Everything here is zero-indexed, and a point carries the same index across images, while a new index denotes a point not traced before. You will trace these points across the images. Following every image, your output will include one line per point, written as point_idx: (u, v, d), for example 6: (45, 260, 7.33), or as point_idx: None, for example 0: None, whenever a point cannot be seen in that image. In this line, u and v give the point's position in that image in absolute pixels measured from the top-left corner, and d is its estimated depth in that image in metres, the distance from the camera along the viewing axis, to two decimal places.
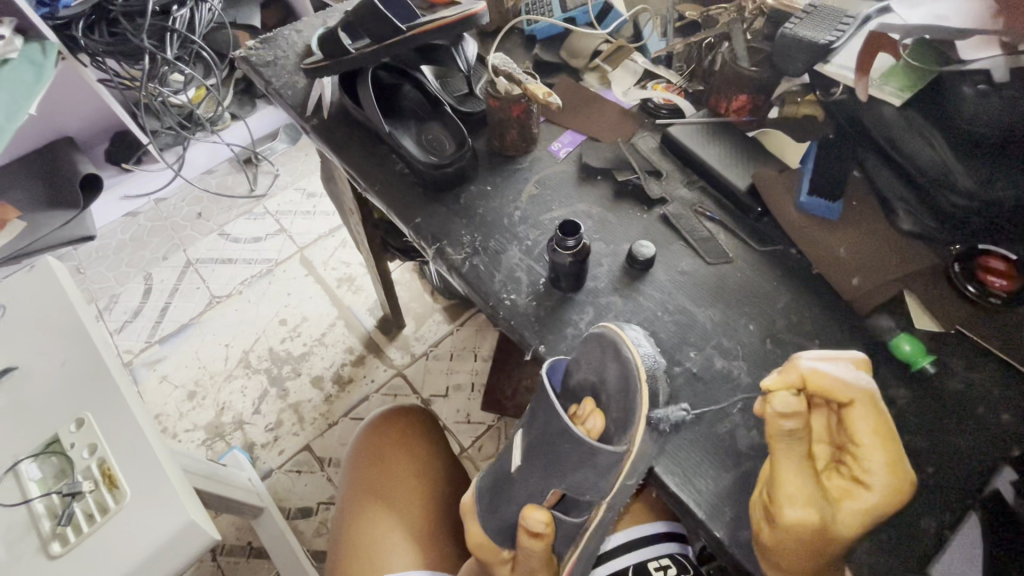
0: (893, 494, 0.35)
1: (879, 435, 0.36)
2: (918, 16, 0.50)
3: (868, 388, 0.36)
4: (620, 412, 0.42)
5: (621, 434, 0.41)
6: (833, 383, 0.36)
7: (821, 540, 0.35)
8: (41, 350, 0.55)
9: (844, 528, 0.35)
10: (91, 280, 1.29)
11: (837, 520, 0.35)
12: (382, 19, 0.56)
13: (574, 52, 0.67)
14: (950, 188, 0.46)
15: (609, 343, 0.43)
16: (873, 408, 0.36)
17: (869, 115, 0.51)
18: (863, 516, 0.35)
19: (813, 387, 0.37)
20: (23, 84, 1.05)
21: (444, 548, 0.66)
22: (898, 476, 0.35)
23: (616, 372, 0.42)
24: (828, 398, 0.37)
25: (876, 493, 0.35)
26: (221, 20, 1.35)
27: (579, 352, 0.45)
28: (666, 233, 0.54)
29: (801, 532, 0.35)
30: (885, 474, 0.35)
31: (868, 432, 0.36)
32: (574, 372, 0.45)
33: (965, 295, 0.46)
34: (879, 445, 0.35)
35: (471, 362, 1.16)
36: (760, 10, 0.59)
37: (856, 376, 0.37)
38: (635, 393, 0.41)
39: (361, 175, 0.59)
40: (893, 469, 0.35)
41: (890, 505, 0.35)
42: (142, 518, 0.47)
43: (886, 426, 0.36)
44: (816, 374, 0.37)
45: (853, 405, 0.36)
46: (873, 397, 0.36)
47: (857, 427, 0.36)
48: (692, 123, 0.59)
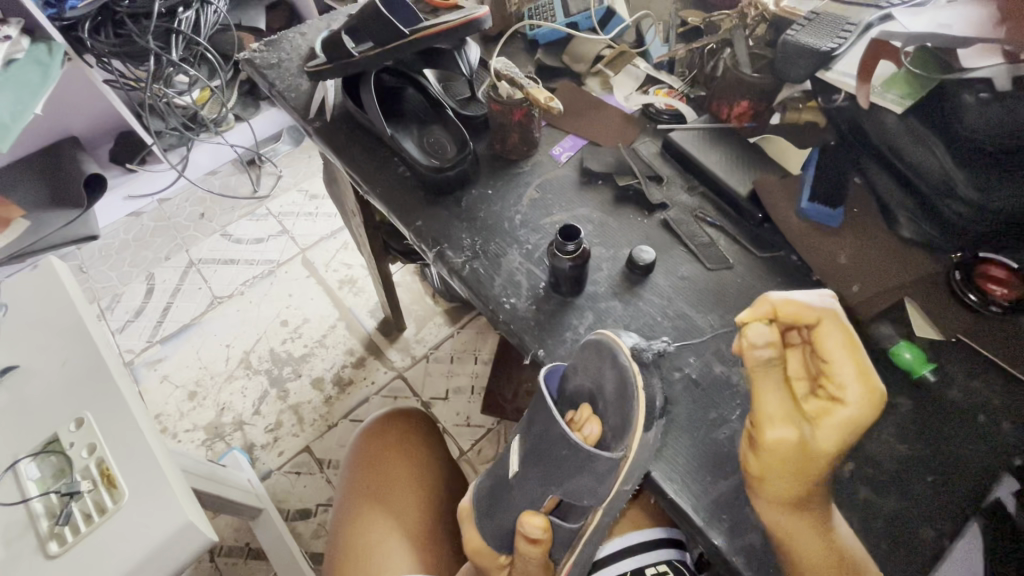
0: (868, 408, 0.35)
1: (850, 354, 0.36)
2: (920, 24, 0.50)
3: (834, 309, 0.37)
4: (617, 420, 0.42)
5: (618, 442, 0.42)
6: (801, 308, 0.37)
7: (806, 461, 0.37)
8: (43, 349, 0.55)
9: (824, 445, 0.36)
10: (93, 279, 1.30)
11: (818, 439, 0.36)
12: (385, 23, 0.56)
13: (576, 57, 0.67)
14: (952, 197, 0.46)
15: (607, 349, 0.43)
16: (841, 327, 0.36)
17: (871, 122, 0.51)
18: (842, 431, 0.36)
19: (782, 315, 0.37)
20: (29, 84, 1.06)
21: (442, 552, 0.66)
22: (871, 389, 0.35)
23: (614, 380, 0.42)
24: (797, 323, 0.37)
25: (850, 408, 0.35)
26: (227, 22, 1.36)
27: (577, 358, 0.45)
28: (667, 238, 0.54)
29: (785, 454, 0.37)
30: (858, 388, 0.35)
31: (838, 350, 0.36)
32: (572, 378, 0.46)
33: (965, 303, 0.46)
34: (850, 363, 0.36)
35: (471, 365, 1.16)
36: (762, 16, 0.59)
37: (821, 299, 0.37)
38: (632, 401, 0.41)
39: (363, 178, 0.60)
40: (865, 383, 0.35)
41: (867, 418, 0.36)
42: (141, 516, 0.47)
43: (856, 343, 0.36)
44: (783, 301, 0.37)
45: (821, 326, 0.37)
46: (841, 318, 0.37)
47: (826, 347, 0.36)
48: (693, 129, 0.59)
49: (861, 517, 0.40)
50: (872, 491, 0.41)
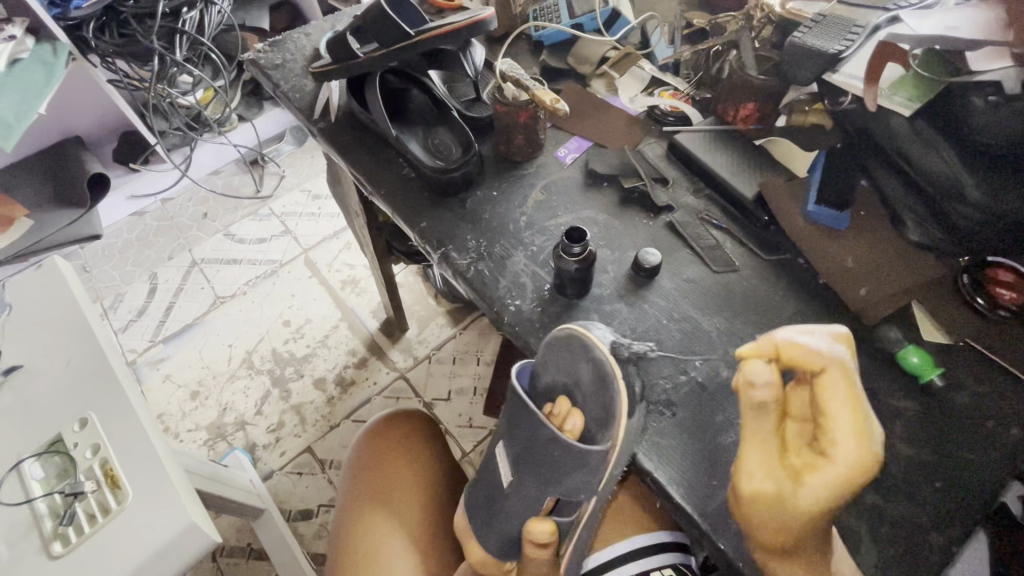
0: (855, 471, 0.35)
1: (849, 409, 0.35)
2: (928, 26, 0.49)
3: (840, 359, 0.36)
4: (598, 409, 0.42)
5: (603, 431, 0.42)
6: (805, 354, 0.36)
7: (782, 512, 0.37)
8: (47, 349, 0.55)
9: (804, 500, 0.36)
10: (96, 279, 1.30)
11: (798, 495, 0.36)
12: (391, 24, 0.56)
13: (582, 58, 0.67)
14: (960, 200, 0.46)
15: (574, 341, 0.43)
16: (844, 379, 0.35)
17: (879, 125, 0.51)
18: (824, 489, 0.35)
19: (785, 357, 0.37)
20: (33, 84, 1.06)
21: (444, 553, 0.66)
22: (863, 449, 0.35)
23: (590, 371, 0.43)
24: (799, 368, 0.37)
25: (838, 468, 0.35)
26: (231, 22, 1.36)
27: (546, 355, 0.45)
28: (672, 240, 0.54)
29: (760, 499, 0.37)
30: (851, 448, 0.35)
31: (836, 403, 0.35)
32: (545, 374, 0.46)
33: (974, 307, 0.46)
34: (847, 418, 0.35)
35: (473, 366, 1.16)
36: (768, 18, 0.60)
37: (829, 347, 0.36)
38: (612, 388, 0.42)
39: (367, 178, 0.60)
40: (858, 443, 0.35)
41: (853, 481, 0.35)
42: (144, 518, 0.47)
43: (856, 398, 0.35)
44: (789, 343, 0.37)
45: (823, 375, 0.36)
46: (846, 369, 0.36)
47: (825, 399, 0.36)
48: (699, 131, 0.59)
49: (868, 522, 0.40)
50: (880, 496, 0.41)
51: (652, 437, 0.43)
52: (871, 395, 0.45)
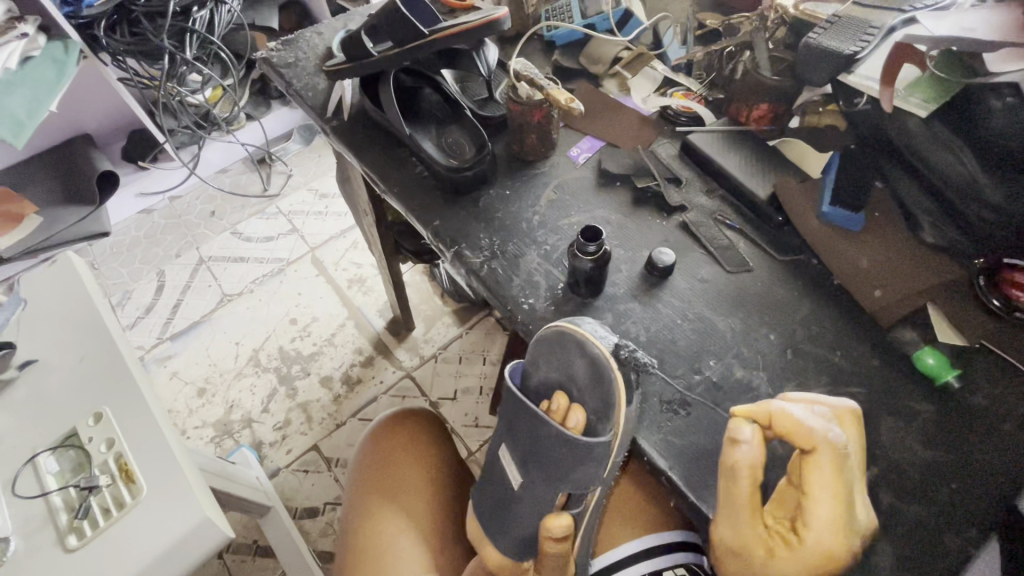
0: (826, 555, 0.35)
1: (832, 494, 0.36)
2: (946, 27, 0.48)
3: (834, 440, 0.36)
4: (597, 400, 0.43)
5: (605, 422, 0.42)
6: (797, 427, 0.37)
7: (748, 574, 0.38)
8: (62, 343, 0.55)
9: (772, 571, 0.37)
10: (104, 276, 1.30)
11: (767, 564, 0.37)
12: (405, 23, 0.56)
13: (594, 58, 0.67)
14: (977, 200, 0.46)
15: (565, 338, 0.44)
16: (833, 462, 0.36)
17: (895, 126, 0.51)
18: (793, 566, 0.36)
19: (775, 425, 0.38)
20: (45, 82, 1.06)
21: (452, 551, 0.66)
22: (838, 537, 0.35)
23: (584, 364, 0.43)
24: (789, 439, 0.38)
25: (810, 549, 0.36)
26: (241, 21, 1.36)
27: (538, 356, 0.46)
28: (685, 240, 0.54)
29: (731, 553, 0.38)
30: (827, 534, 0.35)
31: (820, 486, 0.36)
32: (537, 373, 0.46)
33: (991, 310, 0.46)
34: (829, 503, 0.35)
35: (480, 366, 1.16)
36: (782, 19, 0.60)
37: (824, 427, 0.37)
38: (609, 378, 0.42)
39: (379, 177, 0.60)
40: (835, 532, 0.35)
41: (821, 566, 0.36)
42: (160, 513, 0.47)
43: (842, 485, 0.36)
44: (783, 414, 0.38)
45: (813, 454, 0.36)
46: (839, 454, 0.36)
47: (809, 477, 0.36)
48: (713, 131, 0.59)
49: (884, 523, 0.40)
50: (895, 497, 0.41)
51: (667, 436, 0.43)
52: (886, 396, 0.45)
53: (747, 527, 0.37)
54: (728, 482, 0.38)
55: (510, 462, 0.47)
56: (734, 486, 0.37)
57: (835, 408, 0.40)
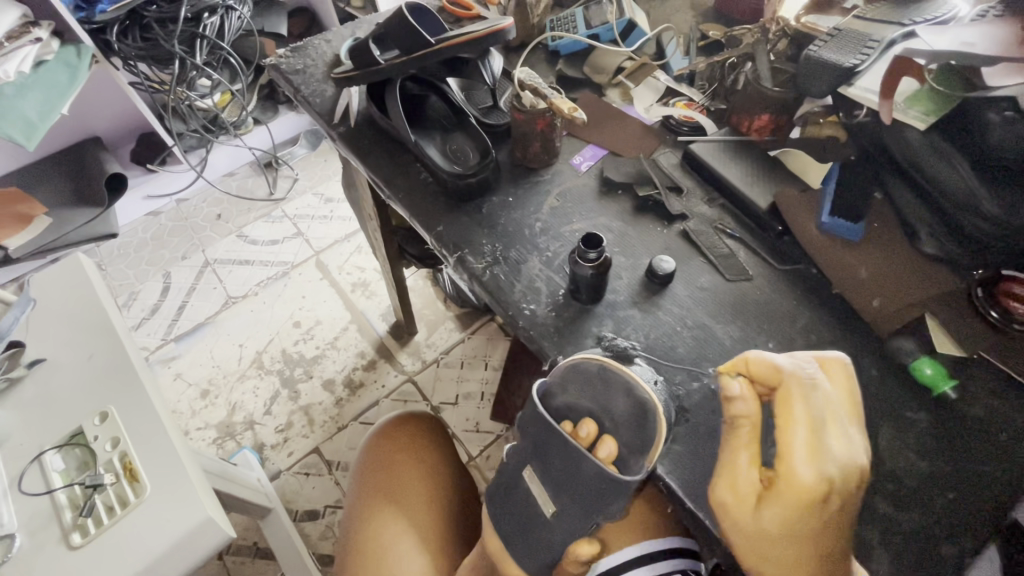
0: (805, 490, 0.35)
1: (804, 425, 0.36)
2: (944, 41, 0.49)
3: (800, 374, 0.38)
4: (634, 437, 0.41)
5: (639, 459, 0.41)
6: (770, 369, 0.38)
7: (744, 530, 0.37)
8: (70, 343, 0.56)
9: (764, 515, 0.37)
10: (112, 276, 1.32)
11: (759, 511, 0.37)
12: (413, 33, 0.57)
13: (598, 68, 0.68)
14: (973, 212, 0.46)
15: (609, 373, 0.43)
16: (801, 394, 0.37)
17: (894, 138, 0.51)
18: (780, 504, 0.36)
19: (751, 371, 0.39)
20: (57, 85, 1.08)
21: (450, 548, 0.67)
22: (814, 468, 0.35)
23: (625, 402, 0.42)
24: (765, 383, 0.39)
25: (789, 485, 0.35)
26: (250, 28, 1.38)
27: (573, 380, 0.43)
28: (686, 249, 0.54)
29: (725, 508, 0.38)
30: (803, 465, 0.36)
31: (793, 419, 0.37)
32: (562, 394, 0.44)
33: (987, 319, 0.46)
34: (801, 433, 0.36)
35: (481, 371, 1.17)
36: (783, 32, 0.61)
37: (793, 366, 0.39)
38: (651, 420, 0.41)
39: (385, 183, 0.61)
40: (809, 461, 0.36)
41: (804, 503, 0.35)
42: (162, 513, 0.47)
43: (813, 416, 0.37)
44: (756, 357, 0.39)
45: (783, 389, 0.38)
46: (806, 386, 0.38)
47: (783, 414, 0.37)
48: (714, 141, 0.59)
49: (881, 532, 0.40)
50: (892, 506, 0.41)
51: (667, 443, 0.44)
52: (884, 408, 0.45)
53: (738, 475, 0.37)
54: (725, 433, 0.39)
55: (528, 474, 0.46)
56: (730, 436, 0.39)
57: (818, 359, 0.41)
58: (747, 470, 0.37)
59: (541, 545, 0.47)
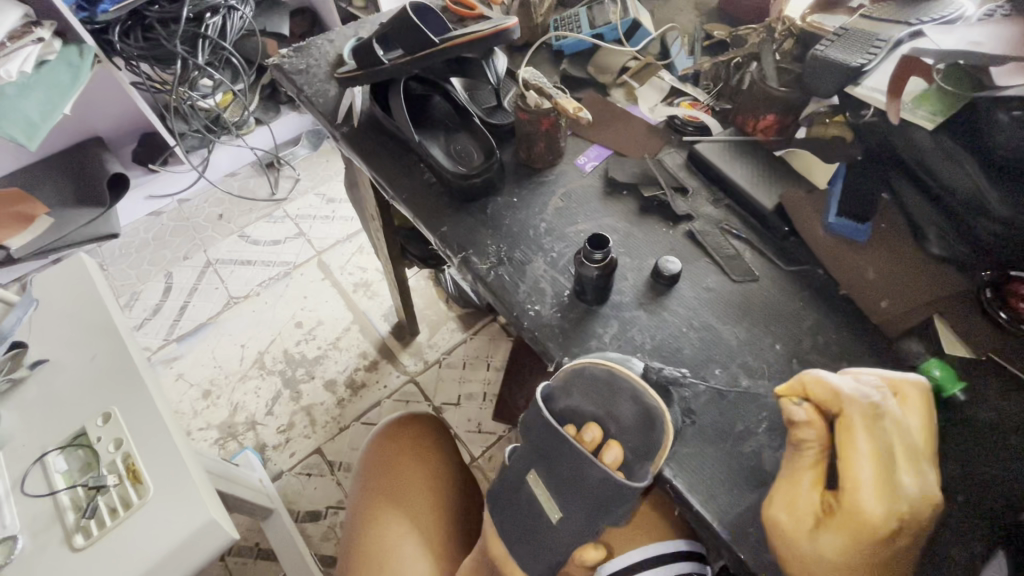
0: (868, 522, 0.35)
1: (870, 456, 0.36)
2: (950, 40, 0.49)
3: (865, 402, 0.37)
4: (639, 441, 0.41)
5: (644, 462, 0.41)
6: (836, 395, 0.38)
7: (798, 555, 0.37)
8: (74, 344, 0.56)
9: (822, 541, 0.36)
10: (113, 276, 1.32)
11: (817, 537, 0.36)
12: (417, 32, 0.57)
13: (603, 68, 0.68)
14: (983, 215, 0.47)
15: (617, 380, 0.42)
16: (866, 423, 0.37)
17: (901, 138, 0.51)
18: (842, 531, 0.36)
19: (814, 396, 0.39)
20: (59, 85, 1.08)
21: (452, 550, 0.67)
22: (880, 500, 0.35)
23: (631, 407, 0.42)
24: (827, 409, 0.38)
25: (854, 516, 0.35)
26: (253, 28, 1.38)
27: (580, 385, 0.43)
28: (691, 250, 0.54)
29: (780, 529, 0.37)
30: (870, 498, 0.35)
31: (856, 450, 0.36)
32: (568, 399, 0.44)
33: (998, 322, 0.45)
34: (869, 466, 0.36)
35: (484, 371, 1.16)
36: (789, 32, 0.61)
37: (856, 391, 0.38)
38: (657, 425, 0.41)
39: (389, 183, 0.60)
40: (874, 491, 0.35)
41: (867, 533, 0.35)
42: (165, 515, 0.47)
43: (877, 446, 0.36)
44: (821, 381, 0.39)
45: (844, 417, 0.37)
46: (871, 415, 0.37)
47: (845, 443, 0.37)
48: (718, 141, 0.59)
49: None
50: None
51: (673, 445, 0.44)
52: None
53: (799, 499, 0.37)
54: (791, 456, 0.39)
55: (532, 477, 0.45)
56: (795, 459, 0.39)
57: (890, 380, 0.40)
58: (809, 493, 0.37)
59: (546, 549, 0.46)
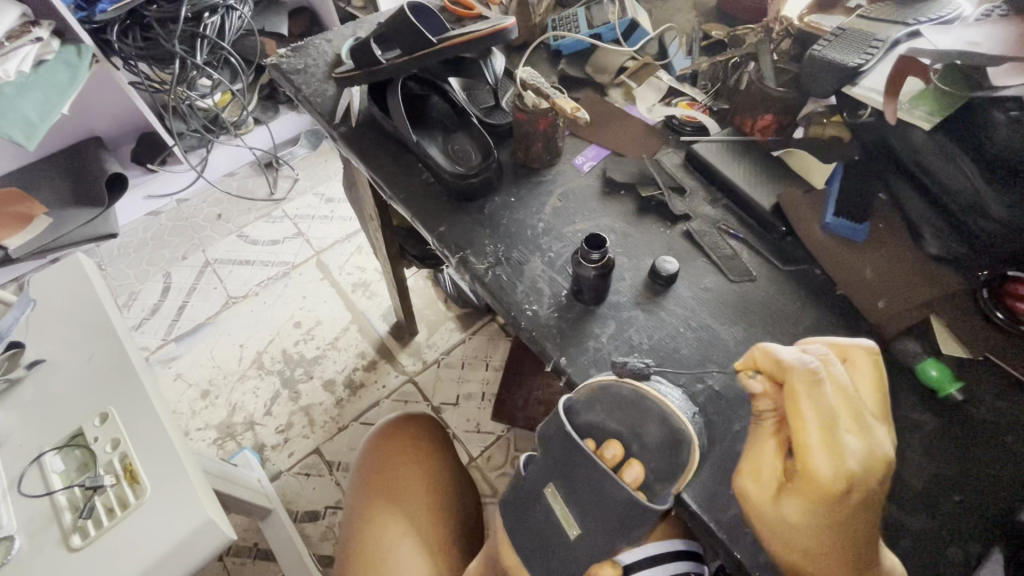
0: (822, 484, 0.34)
1: (816, 419, 0.35)
2: (948, 41, 0.49)
3: (807, 367, 0.36)
4: (663, 463, 0.41)
5: (666, 483, 0.41)
6: (780, 363, 0.37)
7: (770, 523, 0.37)
8: (71, 344, 0.56)
9: (785, 505, 0.36)
10: (112, 276, 1.31)
11: (780, 502, 0.36)
12: (414, 32, 0.57)
13: (601, 68, 0.68)
14: (980, 214, 0.46)
15: (646, 402, 0.41)
16: (808, 387, 0.36)
17: (898, 138, 0.51)
18: (799, 495, 0.35)
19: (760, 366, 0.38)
20: (57, 85, 1.08)
21: (450, 549, 0.67)
22: (830, 462, 0.34)
23: (658, 429, 0.41)
24: (775, 377, 0.38)
25: (808, 480, 0.34)
26: (251, 27, 1.38)
27: (606, 403, 0.42)
28: (689, 249, 0.54)
29: (747, 498, 0.37)
30: (821, 460, 0.34)
31: (802, 414, 0.35)
32: (588, 413, 0.43)
33: (993, 321, 0.45)
34: (815, 429, 0.35)
35: (482, 371, 1.16)
36: (787, 32, 0.61)
37: (798, 357, 0.37)
38: (685, 450, 0.40)
39: (387, 183, 0.60)
40: (824, 454, 0.34)
41: (822, 496, 0.34)
42: (162, 516, 0.47)
43: (822, 409, 0.35)
44: (765, 350, 0.38)
45: (789, 384, 0.36)
46: (813, 379, 0.36)
47: (791, 409, 0.36)
48: (714, 141, 0.59)
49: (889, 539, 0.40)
50: (904, 512, 0.41)
51: None
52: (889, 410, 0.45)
53: (762, 469, 0.37)
54: (756, 428, 0.39)
55: (549, 492, 0.44)
56: (759, 430, 0.39)
57: (841, 347, 0.40)
58: (771, 462, 0.37)
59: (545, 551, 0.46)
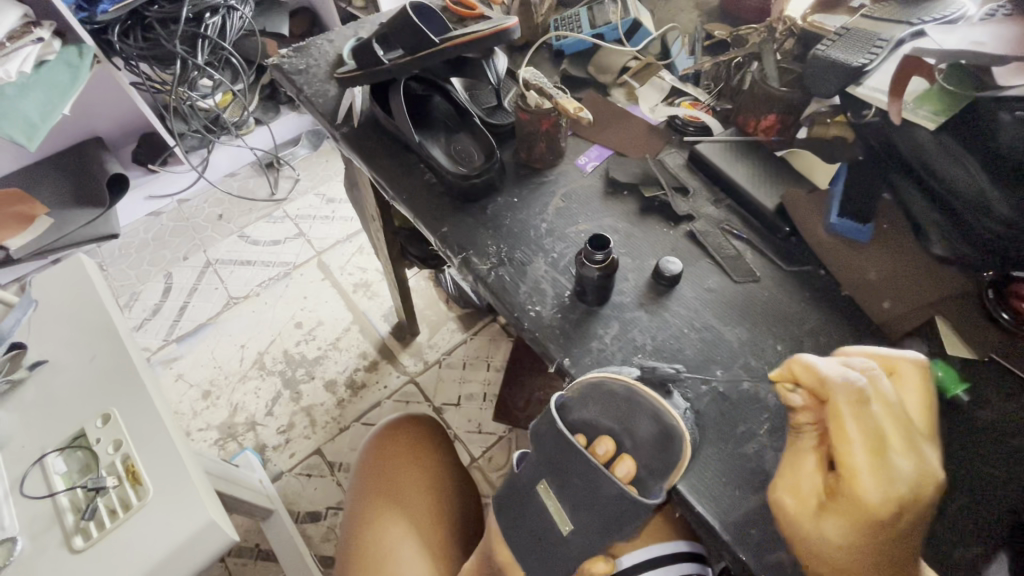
0: (868, 507, 0.34)
1: (863, 441, 0.35)
2: (953, 41, 0.48)
3: (852, 387, 0.36)
4: (655, 459, 0.41)
5: (659, 479, 0.40)
6: (825, 380, 0.36)
7: (803, 539, 0.37)
8: (73, 345, 0.56)
9: (826, 524, 0.36)
10: (113, 276, 1.31)
11: (820, 521, 0.36)
12: (416, 33, 0.57)
13: (603, 68, 0.68)
14: (984, 214, 0.46)
15: (637, 398, 0.41)
16: (855, 408, 0.35)
17: (903, 138, 0.51)
18: (842, 515, 0.35)
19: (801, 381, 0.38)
20: (59, 86, 1.08)
21: (451, 550, 0.66)
22: (877, 485, 0.34)
23: (649, 425, 0.41)
24: (818, 394, 0.37)
25: (853, 501, 0.34)
26: (252, 28, 1.38)
27: (597, 399, 0.42)
28: (692, 250, 0.54)
29: (785, 513, 0.37)
30: (868, 484, 0.34)
31: (848, 435, 0.35)
32: (581, 410, 0.43)
33: (999, 322, 0.46)
34: (863, 452, 0.35)
35: (484, 371, 1.16)
36: (790, 31, 0.61)
37: (842, 374, 0.36)
38: (676, 446, 0.40)
39: (390, 183, 0.60)
40: (872, 476, 0.34)
41: (868, 517, 0.34)
42: (164, 517, 0.47)
43: (868, 430, 0.35)
44: (807, 365, 0.38)
45: (833, 403, 0.36)
46: (859, 399, 0.35)
47: (836, 430, 0.35)
48: (718, 141, 0.59)
49: None
50: None
51: None
52: None
53: (801, 485, 0.37)
54: (794, 441, 0.39)
55: (542, 489, 0.44)
56: (797, 443, 0.39)
57: (888, 361, 0.40)
58: (811, 478, 0.37)
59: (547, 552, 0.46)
